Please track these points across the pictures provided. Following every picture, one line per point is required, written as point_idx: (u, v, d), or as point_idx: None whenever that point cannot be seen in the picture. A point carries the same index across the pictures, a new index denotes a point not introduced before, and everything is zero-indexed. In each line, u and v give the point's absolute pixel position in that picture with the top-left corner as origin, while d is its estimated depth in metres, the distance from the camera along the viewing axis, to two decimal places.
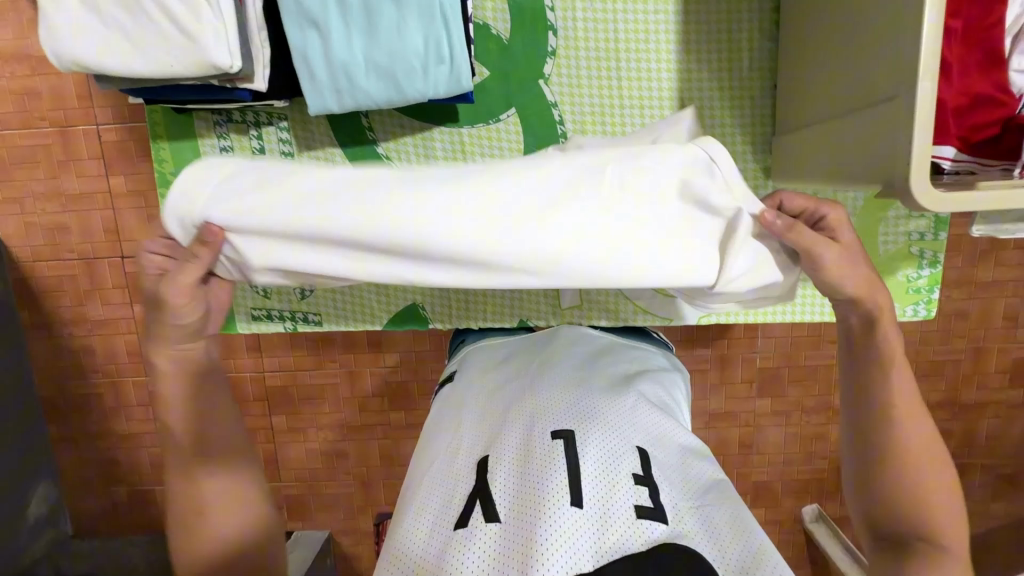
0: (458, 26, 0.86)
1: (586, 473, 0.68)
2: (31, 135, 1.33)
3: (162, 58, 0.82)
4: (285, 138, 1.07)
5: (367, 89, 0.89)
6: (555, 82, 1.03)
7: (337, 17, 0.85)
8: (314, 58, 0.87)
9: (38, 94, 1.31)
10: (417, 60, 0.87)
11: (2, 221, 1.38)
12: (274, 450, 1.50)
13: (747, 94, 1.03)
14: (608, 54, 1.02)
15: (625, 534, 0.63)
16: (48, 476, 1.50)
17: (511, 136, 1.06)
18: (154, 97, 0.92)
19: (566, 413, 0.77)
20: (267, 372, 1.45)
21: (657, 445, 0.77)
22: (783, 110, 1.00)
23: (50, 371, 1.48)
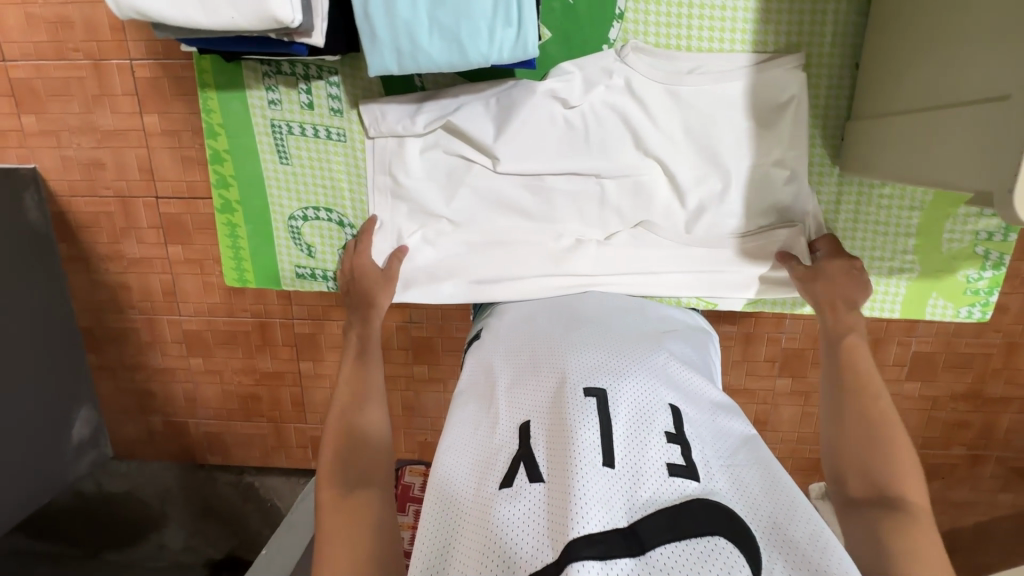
0: None
1: (616, 428, 0.69)
2: (65, 67, 1.31)
3: (219, 7, 0.78)
4: (334, 94, 1.06)
5: (431, 51, 0.86)
6: (619, 43, 1.00)
7: None
8: (377, 17, 0.84)
9: (71, 24, 1.28)
10: (484, 22, 0.84)
11: (39, 154, 1.38)
12: (301, 393, 1.56)
13: (824, 71, 1.01)
14: (678, 20, 0.99)
15: (660, 488, 0.63)
16: (88, 402, 1.60)
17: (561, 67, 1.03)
18: (208, 47, 0.89)
19: (598, 372, 0.77)
20: (294, 319, 1.48)
21: (687, 405, 0.77)
22: (861, 91, 0.99)
23: (86, 304, 1.52)
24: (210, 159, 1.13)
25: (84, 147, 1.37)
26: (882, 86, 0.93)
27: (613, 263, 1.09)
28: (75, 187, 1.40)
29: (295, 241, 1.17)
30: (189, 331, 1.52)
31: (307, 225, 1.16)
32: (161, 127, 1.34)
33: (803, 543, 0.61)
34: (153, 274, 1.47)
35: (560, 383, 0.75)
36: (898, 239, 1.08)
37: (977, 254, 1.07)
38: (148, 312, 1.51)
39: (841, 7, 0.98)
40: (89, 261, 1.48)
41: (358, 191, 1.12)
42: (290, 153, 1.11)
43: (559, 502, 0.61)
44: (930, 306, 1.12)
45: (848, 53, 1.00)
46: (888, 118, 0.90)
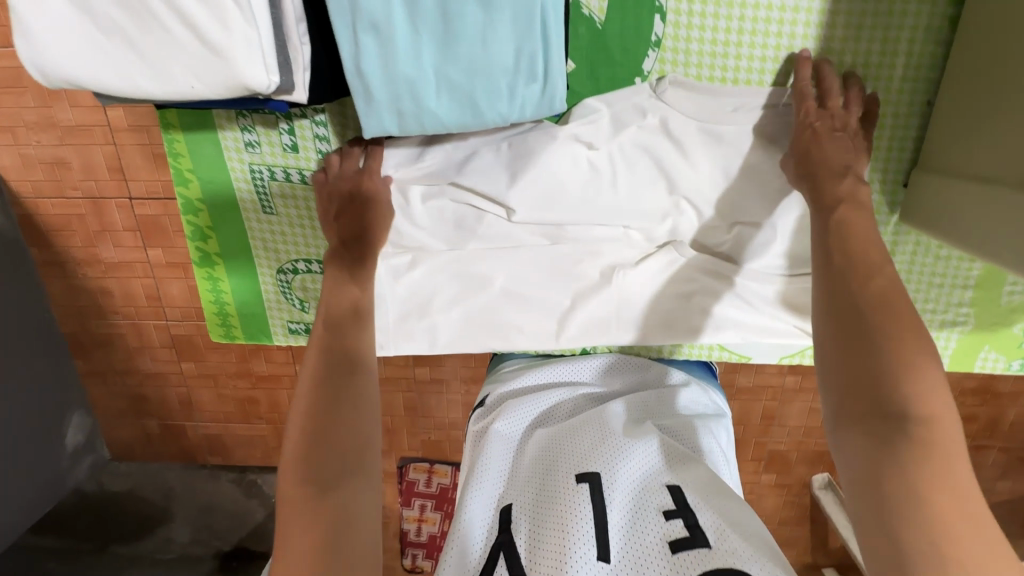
0: (558, 42, 0.78)
1: (614, 516, 0.72)
2: (12, 54, 1.17)
3: (178, 74, 0.75)
4: (321, 134, 0.99)
5: (434, 109, 0.81)
6: (653, 77, 0.96)
7: (405, 26, 0.76)
8: (372, 74, 0.78)
9: (14, 4, 1.13)
10: (504, 81, 0.80)
11: None
12: None
13: (888, 109, 0.98)
14: (723, 48, 0.94)
15: (657, 574, 0.66)
16: (81, 408, 1.56)
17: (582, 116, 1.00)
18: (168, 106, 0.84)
19: (590, 458, 0.80)
20: None
21: (683, 478, 0.80)
22: (930, 140, 0.96)
23: (66, 309, 1.44)
24: (183, 209, 1.07)
25: (44, 144, 1.25)
26: (940, 141, 0.94)
27: (639, 309, 1.07)
28: (39, 187, 1.29)
29: (286, 296, 1.14)
30: (178, 335, 1.45)
31: (297, 277, 1.12)
32: (128, 122, 1.22)
33: None
34: (135, 279, 1.39)
35: (557, 473, 0.80)
36: (956, 288, 1.07)
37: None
38: (133, 317, 1.43)
39: (918, 39, 0.93)
40: (64, 265, 1.38)
41: None
42: (275, 198, 1.05)
43: None
44: (982, 358, 1.12)
45: (923, 87, 0.96)
46: (953, 179, 0.91)
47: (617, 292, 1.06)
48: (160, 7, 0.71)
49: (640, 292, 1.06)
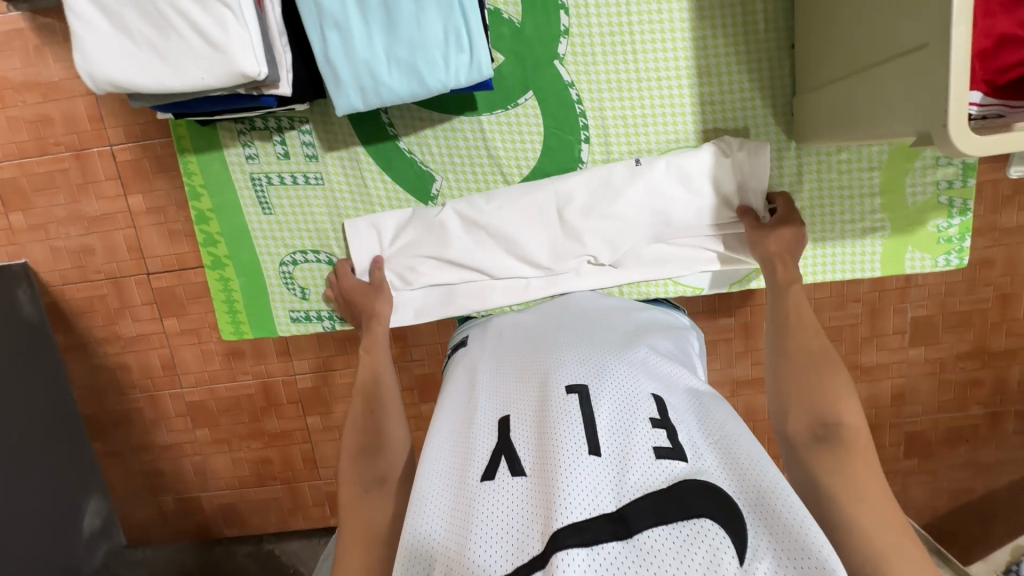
0: (476, 13, 0.81)
1: (601, 425, 0.63)
2: (48, 162, 1.35)
3: (190, 70, 0.78)
4: (309, 141, 1.02)
5: (386, 82, 0.84)
6: (571, 64, 0.96)
7: (357, 17, 0.81)
8: (336, 60, 0.82)
9: (51, 120, 1.33)
10: (439, 51, 0.82)
11: (29, 248, 1.40)
12: (311, 450, 1.54)
13: (759, 49, 0.95)
14: (620, 28, 0.95)
15: (646, 470, 0.58)
16: (97, 491, 1.57)
17: (529, 121, 0.99)
18: (185, 113, 0.88)
19: (578, 368, 0.71)
20: (296, 374, 1.48)
21: (670, 388, 0.71)
22: (801, 66, 0.93)
23: (87, 390, 1.51)
24: (195, 220, 1.09)
25: (72, 235, 1.40)
26: (857, 40, 0.78)
27: (578, 235, 0.99)
28: (66, 275, 1.42)
29: (288, 287, 1.12)
30: (192, 402, 1.51)
31: (298, 269, 1.10)
32: (146, 206, 1.38)
33: (791, 514, 0.55)
34: (152, 350, 1.47)
35: (543, 383, 0.70)
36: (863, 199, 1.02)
37: (940, 206, 1.02)
38: (149, 389, 1.50)
39: None
40: (86, 347, 1.48)
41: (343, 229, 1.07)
42: (281, 204, 1.06)
43: (544, 492, 0.57)
44: (908, 260, 1.05)
45: (783, 28, 0.95)
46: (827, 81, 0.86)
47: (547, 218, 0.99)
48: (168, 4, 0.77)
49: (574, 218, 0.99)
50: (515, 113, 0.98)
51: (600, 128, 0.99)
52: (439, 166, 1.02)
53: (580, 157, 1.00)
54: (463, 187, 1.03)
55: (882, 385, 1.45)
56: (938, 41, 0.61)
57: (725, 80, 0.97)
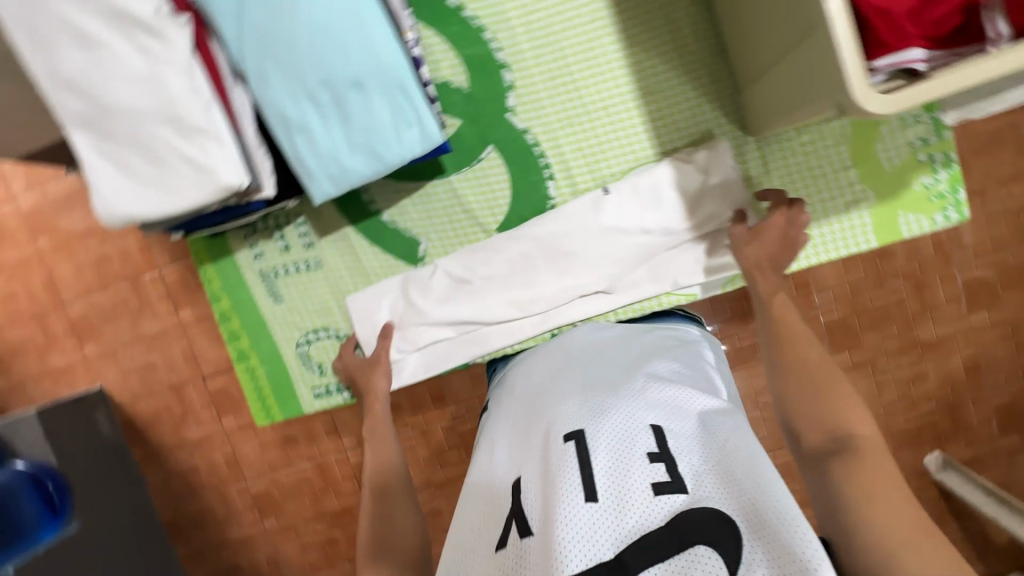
0: (422, 94, 0.59)
1: (598, 467, 0.57)
2: (112, 294, 1.52)
3: (183, 186, 0.56)
4: (305, 233, 0.82)
5: (356, 168, 0.61)
6: (523, 111, 0.78)
7: (308, 117, 0.58)
8: (293, 149, 0.60)
9: (110, 258, 1.51)
10: (384, 124, 0.59)
11: (104, 373, 1.56)
12: None
13: (678, 30, 0.76)
14: (534, 43, 0.76)
15: (645, 512, 0.52)
16: None
17: (497, 175, 0.80)
18: (193, 228, 0.68)
19: (576, 403, 0.65)
20: (348, 451, 1.52)
21: (677, 408, 0.63)
22: (733, 36, 0.73)
23: (166, 496, 1.61)
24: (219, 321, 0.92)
25: (138, 355, 1.54)
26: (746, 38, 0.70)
27: (540, 268, 0.80)
28: (137, 392, 1.56)
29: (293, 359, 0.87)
30: (258, 493, 1.58)
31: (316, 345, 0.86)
32: (195, 317, 1.51)
33: (797, 533, 0.47)
34: (216, 449, 1.57)
35: (541, 430, 0.65)
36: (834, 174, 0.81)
37: (920, 164, 0.79)
38: (218, 486, 1.58)
39: None
40: (160, 455, 1.59)
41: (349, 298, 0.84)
42: (292, 295, 0.85)
43: (542, 552, 0.52)
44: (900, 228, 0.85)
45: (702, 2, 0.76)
46: (733, 91, 0.77)
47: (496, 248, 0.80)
48: (149, 114, 0.55)
49: (530, 248, 0.80)
50: (480, 168, 0.80)
51: (557, 160, 0.80)
52: (423, 227, 0.82)
53: (547, 197, 0.81)
54: (450, 243, 0.83)
55: (950, 360, 1.28)
56: (819, 26, 0.52)
57: (671, 87, 0.77)
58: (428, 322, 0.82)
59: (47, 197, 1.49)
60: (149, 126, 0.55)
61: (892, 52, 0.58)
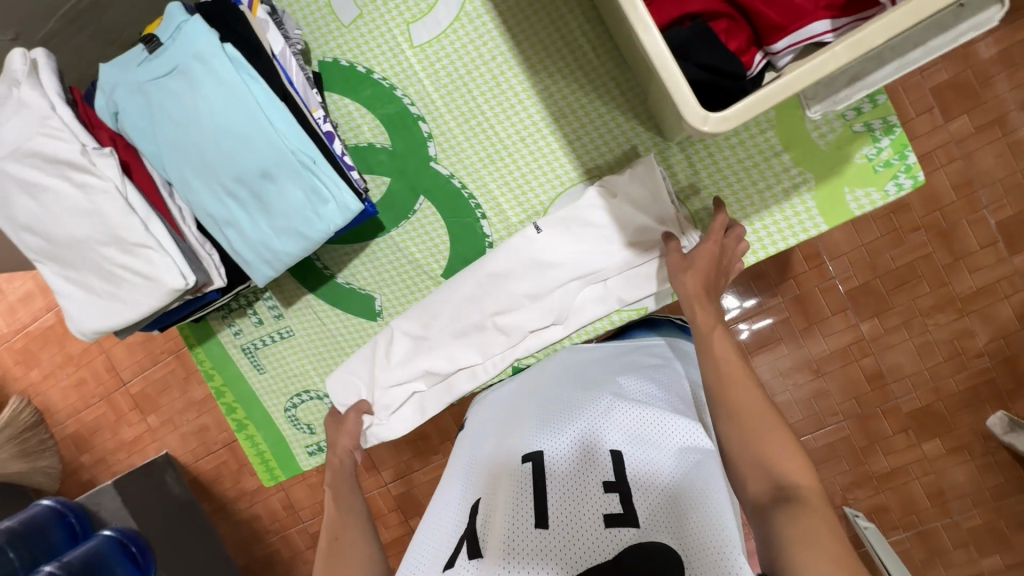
0: (325, 163, 0.62)
1: (551, 491, 0.48)
2: (161, 367, 1.62)
3: (136, 296, 0.63)
4: (273, 304, 0.81)
5: (287, 250, 0.65)
6: (445, 157, 0.73)
7: (234, 209, 0.63)
8: (230, 245, 0.65)
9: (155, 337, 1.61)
10: (303, 202, 0.63)
11: (167, 440, 1.66)
12: None
13: (572, 37, 0.67)
14: (429, 87, 0.72)
15: (590, 550, 0.42)
16: None
17: (435, 224, 0.75)
18: (165, 324, 0.73)
19: (541, 425, 0.56)
20: None
21: (649, 429, 0.53)
22: (621, 41, 0.63)
23: (238, 544, 1.69)
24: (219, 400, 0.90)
25: (192, 419, 1.63)
26: (629, 47, 0.61)
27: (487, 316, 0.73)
28: (197, 453, 1.65)
29: (291, 427, 0.85)
30: (316, 532, 1.62)
31: (306, 409, 0.84)
32: None
33: None
34: (273, 496, 1.63)
35: (501, 450, 0.56)
36: (765, 161, 0.65)
37: (858, 134, 0.62)
38: (281, 530, 1.65)
39: None
40: (226, 507, 1.67)
41: (327, 362, 0.82)
42: (273, 364, 0.83)
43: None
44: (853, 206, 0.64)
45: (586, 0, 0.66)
46: (641, 97, 0.66)
47: (439, 305, 0.74)
48: (91, 244, 0.61)
49: (477, 298, 0.72)
50: (417, 221, 0.75)
51: (484, 194, 0.73)
52: (377, 283, 0.78)
53: (483, 236, 0.74)
54: (406, 296, 0.78)
55: None
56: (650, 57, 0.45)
57: (587, 110, 0.68)
58: (399, 378, 0.76)
59: None
60: (96, 249, 0.62)
61: (790, 33, 0.54)
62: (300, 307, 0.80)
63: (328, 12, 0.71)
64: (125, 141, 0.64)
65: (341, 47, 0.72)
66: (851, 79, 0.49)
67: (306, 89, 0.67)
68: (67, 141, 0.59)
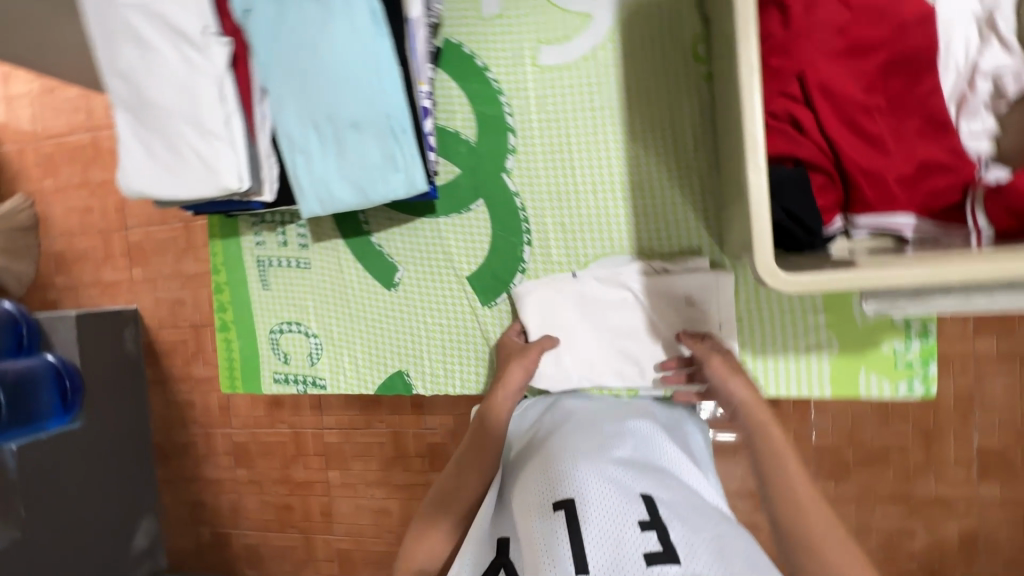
0: (411, 138, 0.64)
1: (591, 535, 0.48)
2: (166, 230, 1.62)
3: (189, 180, 0.64)
4: (303, 233, 0.83)
5: (342, 198, 0.66)
6: (518, 175, 0.75)
7: (312, 141, 0.65)
8: (293, 171, 0.67)
9: None
10: (377, 162, 0.64)
11: (141, 297, 1.66)
12: (328, 503, 1.54)
13: (680, 121, 0.69)
14: (532, 108, 0.73)
15: None
16: None
17: (482, 229, 0.76)
18: (199, 210, 0.75)
19: (560, 464, 0.57)
20: (324, 429, 1.52)
21: (665, 478, 0.56)
22: (722, 147, 0.65)
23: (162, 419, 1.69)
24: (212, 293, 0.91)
25: (172, 290, 1.63)
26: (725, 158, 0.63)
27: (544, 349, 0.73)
28: (163, 320, 1.65)
29: (268, 347, 0.86)
30: (239, 441, 1.63)
31: (290, 339, 0.85)
32: None
33: None
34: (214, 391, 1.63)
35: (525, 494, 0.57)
36: (801, 314, 0.67)
37: (895, 325, 0.64)
38: (208, 426, 1.66)
39: (703, 31, 0.68)
40: (167, 382, 1.67)
41: (329, 304, 0.83)
42: (280, 284, 0.84)
43: None
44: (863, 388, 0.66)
45: (705, 96, 0.68)
46: (716, 204, 0.69)
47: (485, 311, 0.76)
48: (170, 116, 0.63)
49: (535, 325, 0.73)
50: (467, 219, 0.77)
51: (538, 223, 0.75)
52: (406, 256, 0.79)
53: (519, 261, 0.76)
54: (426, 280, 0.79)
55: None
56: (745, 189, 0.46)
57: (663, 194, 0.70)
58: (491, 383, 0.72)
59: None
60: (172, 122, 0.63)
61: (876, 212, 0.56)
62: (329, 245, 0.82)
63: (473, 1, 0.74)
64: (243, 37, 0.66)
65: (470, 37, 0.74)
66: (918, 292, 0.48)
67: (422, 61, 0.68)
68: (192, 17, 0.60)
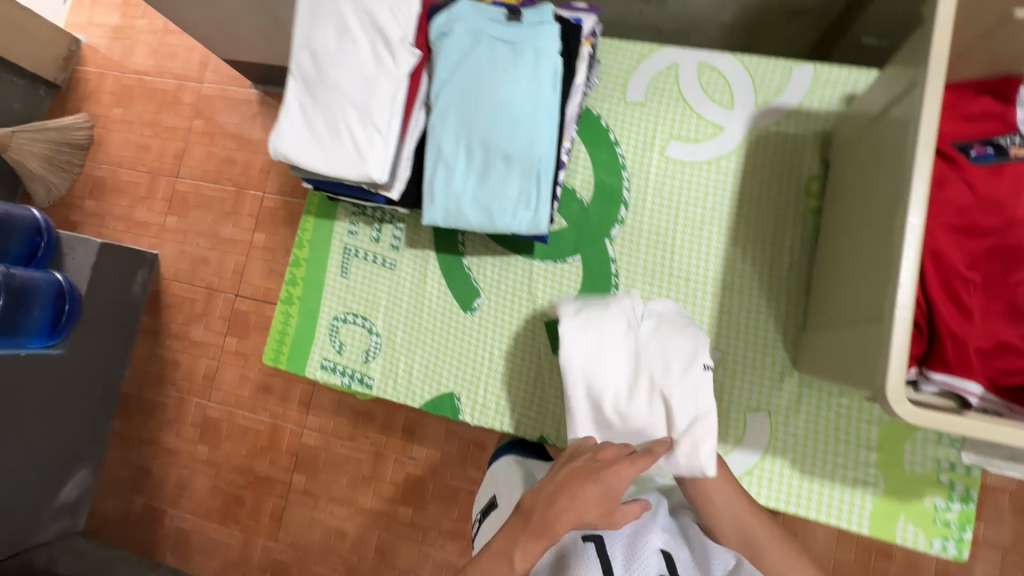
0: (550, 183, 0.68)
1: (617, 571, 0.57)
2: (215, 187, 1.56)
3: (337, 158, 0.68)
4: (398, 236, 0.85)
5: (468, 217, 0.70)
6: (620, 243, 0.80)
7: (459, 159, 0.69)
8: (429, 180, 0.71)
9: (233, 163, 1.55)
10: (512, 195, 0.69)
11: (166, 244, 1.57)
12: (282, 509, 1.37)
13: (780, 242, 0.76)
14: (649, 190, 0.80)
15: None
16: (89, 465, 1.45)
17: (571, 282, 0.80)
18: (319, 186, 0.77)
19: None
20: (306, 429, 1.39)
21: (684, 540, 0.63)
22: (817, 275, 0.71)
23: (137, 374, 1.52)
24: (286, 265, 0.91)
25: (200, 247, 1.55)
26: (822, 285, 0.69)
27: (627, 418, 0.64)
28: (179, 274, 1.55)
29: (327, 332, 0.86)
30: (210, 417, 1.47)
31: (352, 330, 0.85)
32: (264, 244, 1.50)
33: None
34: (203, 359, 1.50)
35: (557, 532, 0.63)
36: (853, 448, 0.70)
37: (938, 482, 0.68)
38: (183, 393, 1.49)
39: (818, 172, 0.76)
40: (159, 337, 1.53)
41: (400, 308, 0.84)
42: (359, 276, 0.86)
43: None
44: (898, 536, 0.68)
45: (807, 226, 0.75)
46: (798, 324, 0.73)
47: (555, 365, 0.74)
48: (341, 99, 0.68)
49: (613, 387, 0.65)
50: (560, 269, 0.81)
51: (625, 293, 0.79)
52: (490, 286, 0.82)
53: None
54: (503, 313, 0.82)
55: None
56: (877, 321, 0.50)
57: (749, 300, 0.75)
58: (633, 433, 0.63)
59: (227, 93, 1.58)
60: (344, 105, 0.68)
61: (951, 373, 0.58)
62: (418, 253, 0.85)
63: (621, 84, 0.82)
64: (427, 54, 0.72)
65: (611, 114, 0.82)
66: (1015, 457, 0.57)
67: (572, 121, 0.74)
68: (398, 25, 0.67)
